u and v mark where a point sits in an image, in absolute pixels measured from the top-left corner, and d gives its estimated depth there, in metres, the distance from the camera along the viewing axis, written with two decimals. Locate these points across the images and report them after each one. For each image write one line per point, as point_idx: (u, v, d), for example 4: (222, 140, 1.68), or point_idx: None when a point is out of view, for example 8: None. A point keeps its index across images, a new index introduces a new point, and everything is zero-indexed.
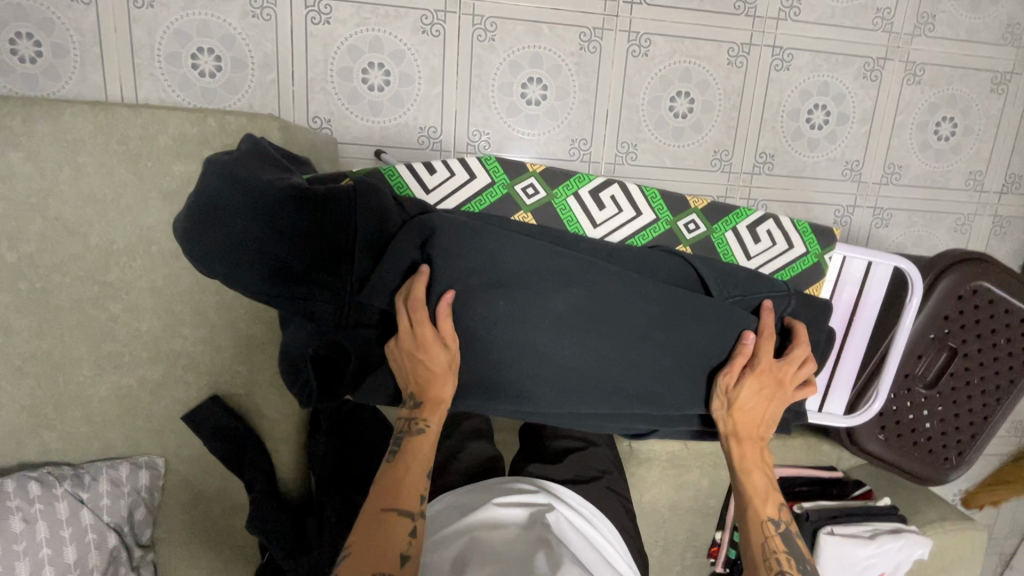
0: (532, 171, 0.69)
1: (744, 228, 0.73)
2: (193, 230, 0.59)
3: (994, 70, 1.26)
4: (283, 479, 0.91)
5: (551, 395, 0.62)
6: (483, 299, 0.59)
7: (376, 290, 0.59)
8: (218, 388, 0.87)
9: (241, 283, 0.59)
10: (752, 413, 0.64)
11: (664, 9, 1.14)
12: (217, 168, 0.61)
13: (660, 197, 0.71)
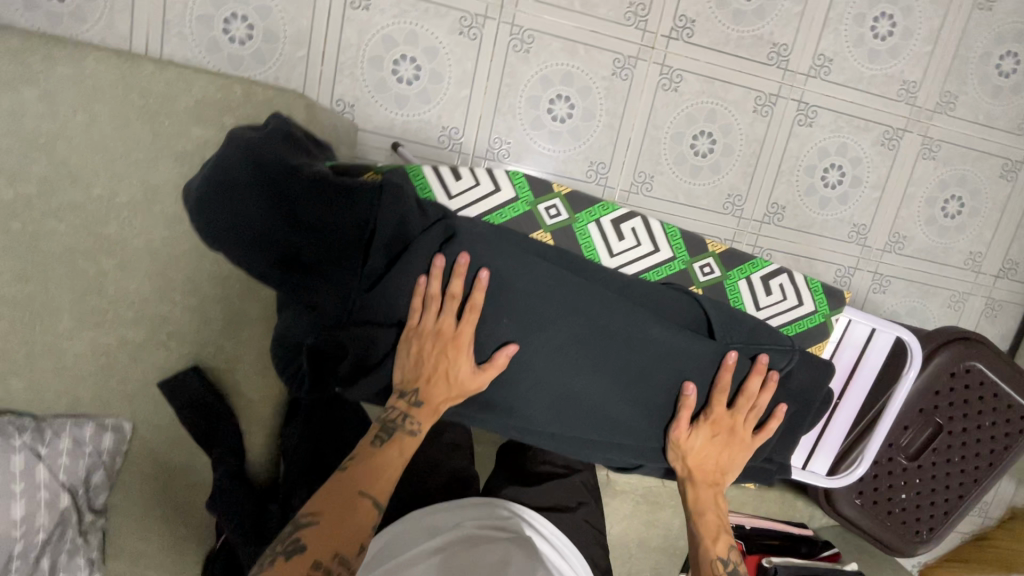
0: (558, 193, 0.67)
1: (757, 278, 0.74)
2: (210, 206, 0.59)
3: (1007, 157, 1.29)
4: (253, 461, 0.88)
5: (543, 418, 0.63)
6: (492, 314, 0.60)
7: (383, 295, 0.59)
8: (200, 360, 0.84)
9: (251, 265, 0.59)
10: (702, 462, 0.69)
11: (699, 48, 1.15)
12: (243, 148, 0.60)
13: (679, 237, 0.71)
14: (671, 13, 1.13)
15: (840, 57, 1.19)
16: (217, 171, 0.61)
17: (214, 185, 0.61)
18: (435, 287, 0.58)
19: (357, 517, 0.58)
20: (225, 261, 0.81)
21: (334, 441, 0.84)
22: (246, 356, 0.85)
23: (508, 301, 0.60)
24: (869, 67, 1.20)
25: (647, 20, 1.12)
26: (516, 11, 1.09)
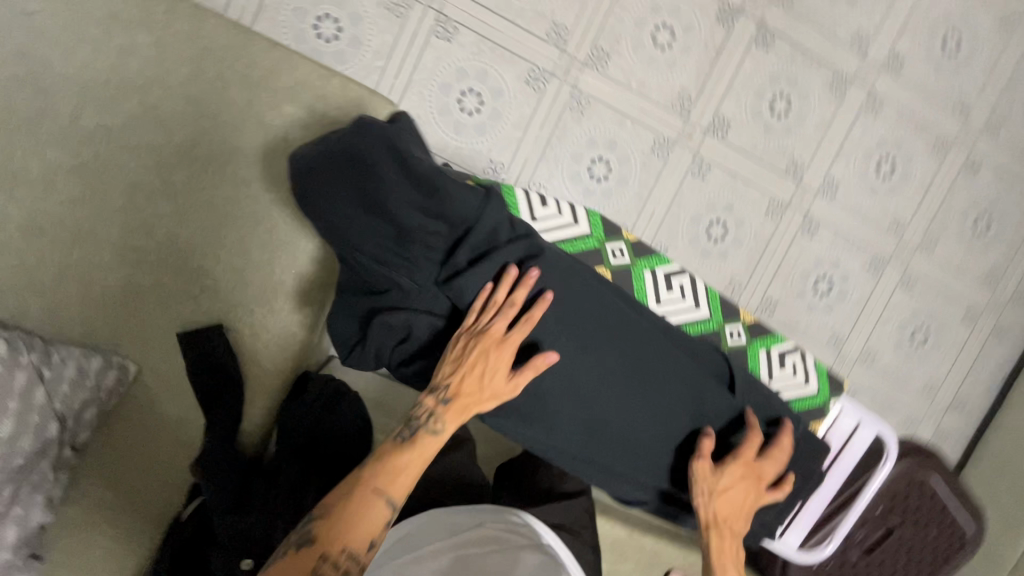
0: (627, 240, 0.87)
1: (772, 351, 0.91)
2: (330, 168, 0.69)
3: (970, 303, 1.46)
4: (246, 430, 0.89)
5: (574, 432, 0.77)
6: (555, 332, 0.75)
7: (468, 289, 0.71)
8: (224, 320, 0.86)
9: (351, 228, 0.70)
10: (729, 505, 0.79)
11: (728, 148, 1.29)
12: (365, 123, 0.71)
13: (717, 302, 0.90)
14: (711, 111, 1.27)
15: (846, 183, 1.35)
16: (327, 140, 0.71)
17: (320, 153, 0.71)
18: (493, 296, 0.71)
19: (366, 515, 0.66)
20: (279, 231, 0.84)
21: (331, 423, 0.91)
22: (271, 325, 0.87)
23: (562, 320, 0.75)
24: (869, 198, 1.36)
25: (689, 112, 1.27)
26: (580, 75, 1.21)
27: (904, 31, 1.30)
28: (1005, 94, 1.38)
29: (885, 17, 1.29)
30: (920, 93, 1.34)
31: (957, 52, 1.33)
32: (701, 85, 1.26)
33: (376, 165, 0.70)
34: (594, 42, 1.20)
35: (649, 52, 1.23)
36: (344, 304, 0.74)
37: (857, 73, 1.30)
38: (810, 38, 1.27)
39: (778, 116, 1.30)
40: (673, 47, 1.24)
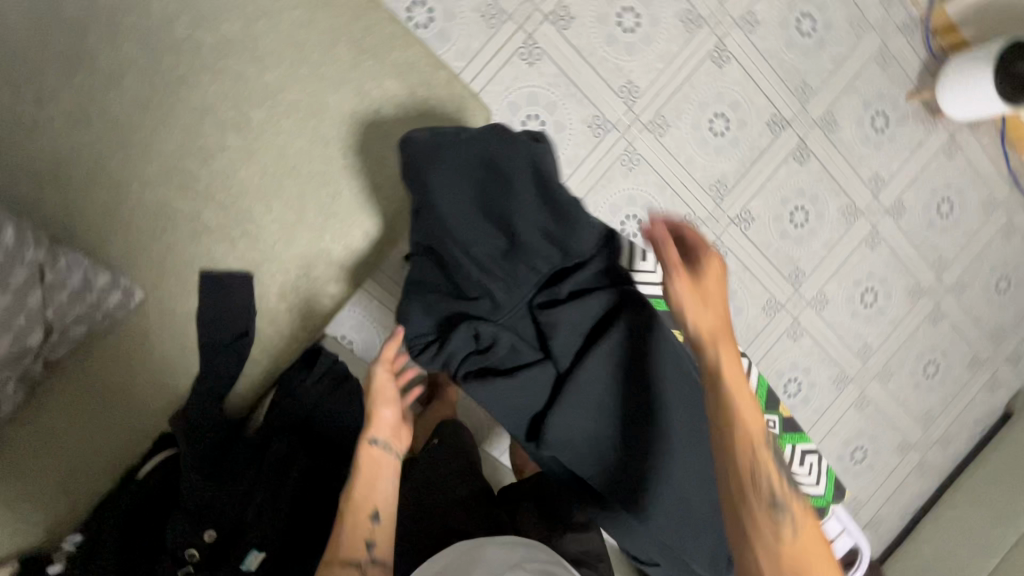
0: None
1: (799, 448, 1.05)
2: (472, 175, 0.76)
3: (905, 436, 1.60)
4: (238, 391, 0.82)
5: (590, 458, 0.77)
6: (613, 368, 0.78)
7: (558, 315, 0.77)
8: (255, 272, 0.80)
9: (472, 238, 0.75)
10: (732, 365, 0.67)
11: (747, 241, 1.38)
12: (527, 149, 0.76)
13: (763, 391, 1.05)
14: (742, 203, 1.36)
15: (834, 301, 1.47)
16: (470, 139, 0.75)
17: (454, 149, 0.75)
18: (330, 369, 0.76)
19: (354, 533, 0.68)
20: (340, 198, 0.81)
21: (339, 406, 0.88)
22: (301, 289, 0.83)
23: (630, 369, 0.78)
24: (849, 320, 1.49)
25: (723, 198, 1.35)
26: (637, 135, 1.28)
27: (912, 185, 1.47)
28: (976, 263, 1.56)
29: (899, 168, 1.45)
30: (911, 242, 1.50)
31: (948, 216, 1.51)
32: (740, 178, 1.35)
33: (514, 180, 0.76)
34: (658, 111, 1.29)
35: (703, 133, 1.32)
36: (433, 299, 0.79)
37: (867, 208, 1.45)
38: (837, 166, 1.41)
39: (794, 225, 1.41)
40: (724, 136, 1.33)
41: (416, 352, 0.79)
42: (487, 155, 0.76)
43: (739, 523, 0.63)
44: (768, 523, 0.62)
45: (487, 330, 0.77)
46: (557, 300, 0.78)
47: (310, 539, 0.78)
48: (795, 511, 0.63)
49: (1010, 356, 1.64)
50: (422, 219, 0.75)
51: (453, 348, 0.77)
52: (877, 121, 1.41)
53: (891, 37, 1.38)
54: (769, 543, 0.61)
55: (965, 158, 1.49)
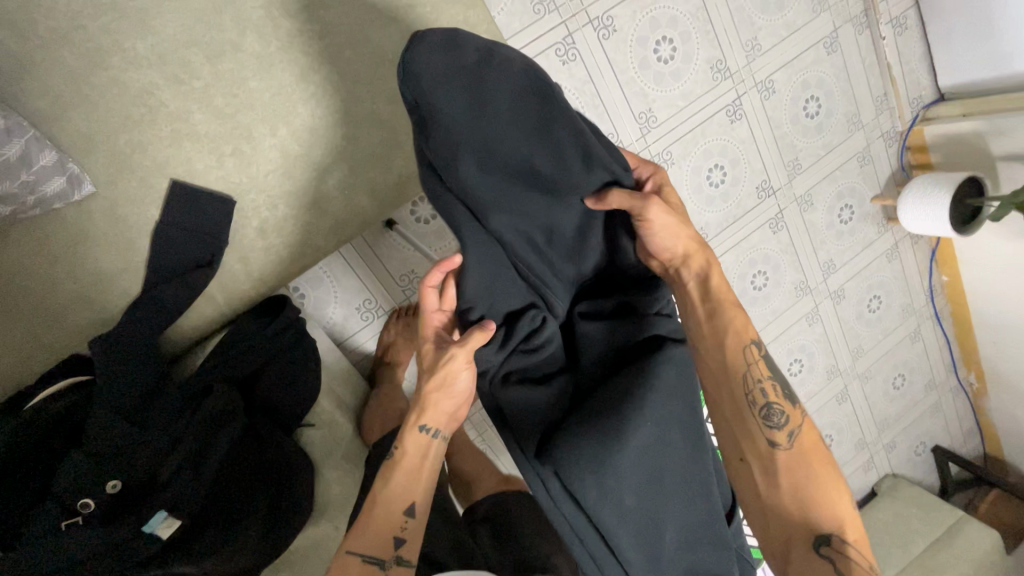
0: None
1: None
2: (523, 161, 0.66)
3: None
4: (180, 326, 0.72)
5: (602, 506, 0.61)
6: (643, 404, 0.63)
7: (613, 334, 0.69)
8: (237, 199, 0.69)
9: (521, 239, 0.67)
10: (720, 282, 0.74)
11: None
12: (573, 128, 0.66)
13: None
14: None
15: None
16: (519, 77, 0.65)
17: (499, 85, 0.64)
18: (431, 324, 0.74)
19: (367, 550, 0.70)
20: (355, 144, 0.73)
21: (289, 367, 0.78)
22: (284, 232, 0.73)
23: (661, 405, 0.64)
24: None
25: None
26: None
27: (856, 276, 1.60)
28: (884, 358, 1.73)
29: (849, 258, 1.58)
30: (841, 327, 1.63)
31: (875, 311, 1.66)
32: (719, 230, 1.41)
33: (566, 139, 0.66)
34: (666, 146, 1.30)
35: (701, 179, 1.35)
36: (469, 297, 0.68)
37: (815, 288, 1.56)
38: (802, 243, 1.51)
39: (752, 287, 1.49)
40: (718, 187, 1.38)
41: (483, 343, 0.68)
42: (531, 92, 0.65)
43: (738, 432, 0.73)
44: (763, 430, 0.71)
45: (551, 326, 0.69)
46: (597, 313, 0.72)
47: (228, 505, 0.69)
48: (795, 418, 0.72)
49: (888, 444, 1.83)
50: (450, 159, 0.63)
51: (515, 338, 0.68)
52: (844, 212, 1.53)
53: (874, 142, 1.50)
54: (763, 456, 0.70)
55: (900, 265, 1.66)
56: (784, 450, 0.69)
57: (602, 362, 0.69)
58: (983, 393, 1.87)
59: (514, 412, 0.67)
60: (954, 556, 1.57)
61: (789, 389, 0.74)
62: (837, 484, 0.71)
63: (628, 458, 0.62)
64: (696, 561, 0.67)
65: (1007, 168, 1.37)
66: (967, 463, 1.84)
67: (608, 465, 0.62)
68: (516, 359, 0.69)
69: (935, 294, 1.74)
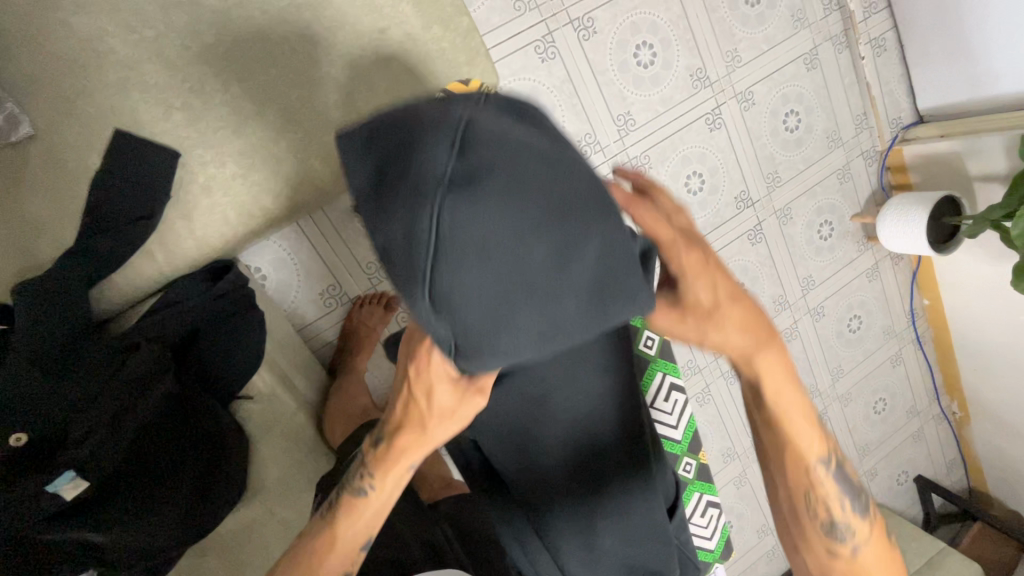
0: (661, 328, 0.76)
1: (704, 499, 0.81)
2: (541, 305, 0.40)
3: (766, 519, 1.65)
4: (115, 284, 0.69)
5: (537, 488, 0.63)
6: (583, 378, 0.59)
7: None
8: (183, 154, 0.68)
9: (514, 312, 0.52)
10: (775, 381, 0.57)
11: None
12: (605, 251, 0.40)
13: (691, 429, 0.80)
14: None
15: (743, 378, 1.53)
16: (496, 182, 0.38)
17: (495, 229, 0.37)
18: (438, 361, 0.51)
19: None
20: (310, 106, 0.72)
21: (231, 332, 0.75)
22: (231, 191, 0.71)
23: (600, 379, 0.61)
24: None
25: None
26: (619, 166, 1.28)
27: (835, 293, 1.59)
28: (865, 380, 1.70)
29: (829, 276, 1.56)
30: (820, 345, 1.61)
31: (855, 331, 1.64)
32: None
33: (597, 257, 0.40)
34: (644, 150, 1.30)
35: (678, 186, 1.35)
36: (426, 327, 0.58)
37: (794, 303, 1.54)
38: (780, 257, 1.49)
39: None
40: (695, 195, 1.38)
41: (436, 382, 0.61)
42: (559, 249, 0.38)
43: (789, 526, 0.63)
44: (825, 545, 0.61)
45: None
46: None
47: (148, 471, 0.65)
48: (858, 525, 0.62)
49: (869, 471, 1.78)
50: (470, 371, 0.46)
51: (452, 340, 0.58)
52: (823, 228, 1.52)
53: (854, 160, 1.51)
54: (817, 560, 0.62)
55: (881, 285, 1.64)
56: (841, 566, 0.61)
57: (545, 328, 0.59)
58: (966, 423, 1.83)
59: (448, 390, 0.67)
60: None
61: (858, 489, 0.63)
62: (890, 561, 0.64)
63: (555, 438, 0.60)
64: (635, 555, 0.65)
65: (983, 189, 1.37)
66: (950, 494, 1.79)
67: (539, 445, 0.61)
68: None
69: (917, 317, 1.73)
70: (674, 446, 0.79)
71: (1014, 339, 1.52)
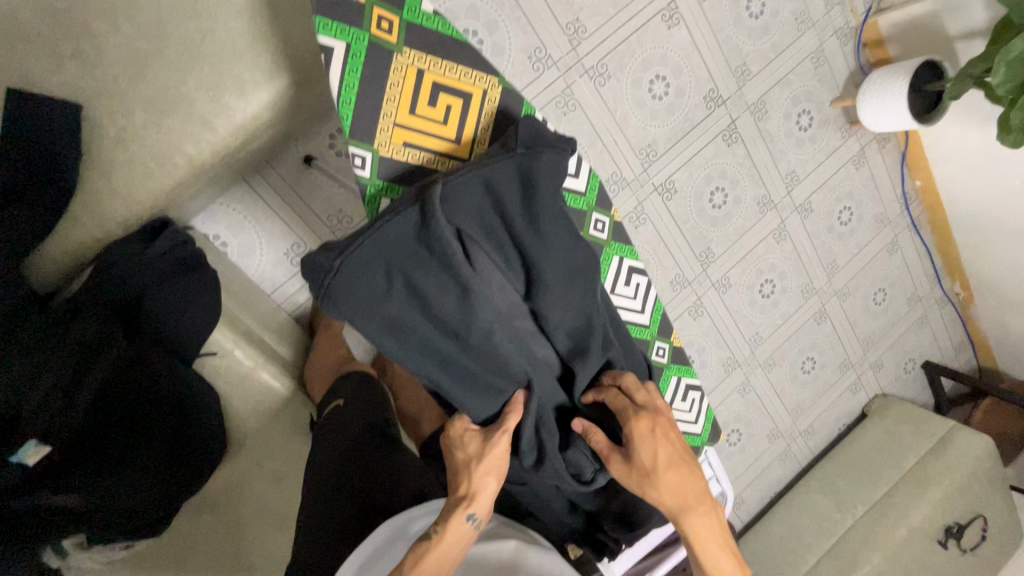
0: (610, 215, 0.79)
1: (683, 382, 0.87)
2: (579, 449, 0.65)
3: (776, 424, 1.66)
4: (47, 253, 0.67)
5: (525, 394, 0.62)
6: (556, 294, 0.59)
7: (533, 218, 0.58)
8: (85, 105, 0.64)
9: (476, 245, 0.57)
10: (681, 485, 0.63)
11: (666, 214, 1.37)
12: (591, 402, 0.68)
13: (660, 314, 0.85)
14: (667, 172, 1.34)
15: (736, 286, 1.50)
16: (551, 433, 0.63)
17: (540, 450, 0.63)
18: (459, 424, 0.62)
19: None
20: (213, 37, 0.67)
21: (176, 291, 0.73)
22: (145, 140, 0.67)
23: (571, 291, 0.59)
24: (747, 307, 1.53)
25: (650, 163, 1.32)
26: (577, 79, 1.19)
27: (821, 186, 1.53)
28: (861, 273, 1.66)
29: (812, 169, 1.50)
30: (812, 242, 1.56)
31: (846, 224, 1.59)
32: (668, 145, 1.32)
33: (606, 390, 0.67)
34: (600, 58, 1.20)
35: (642, 92, 1.27)
36: (389, 250, 0.54)
37: (779, 202, 1.49)
38: (760, 156, 1.43)
39: (712, 205, 1.41)
40: (662, 100, 1.29)
41: (403, 337, 0.55)
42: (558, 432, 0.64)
43: None
44: None
45: (458, 222, 0.56)
46: (499, 202, 0.57)
47: (110, 434, 0.66)
48: None
49: (875, 363, 1.77)
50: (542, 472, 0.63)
51: (414, 270, 0.55)
52: (802, 118, 1.45)
53: (827, 40, 1.42)
54: None
55: (869, 172, 1.58)
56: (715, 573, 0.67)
57: (518, 229, 0.58)
58: (970, 303, 1.81)
59: (414, 321, 0.55)
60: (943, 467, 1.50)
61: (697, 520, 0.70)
62: None
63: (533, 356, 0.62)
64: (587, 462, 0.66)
65: (965, 48, 1.31)
66: (958, 375, 1.78)
67: (507, 356, 0.59)
68: (420, 262, 0.55)
69: (911, 202, 1.67)
70: (639, 331, 0.84)
71: (1008, 208, 1.47)
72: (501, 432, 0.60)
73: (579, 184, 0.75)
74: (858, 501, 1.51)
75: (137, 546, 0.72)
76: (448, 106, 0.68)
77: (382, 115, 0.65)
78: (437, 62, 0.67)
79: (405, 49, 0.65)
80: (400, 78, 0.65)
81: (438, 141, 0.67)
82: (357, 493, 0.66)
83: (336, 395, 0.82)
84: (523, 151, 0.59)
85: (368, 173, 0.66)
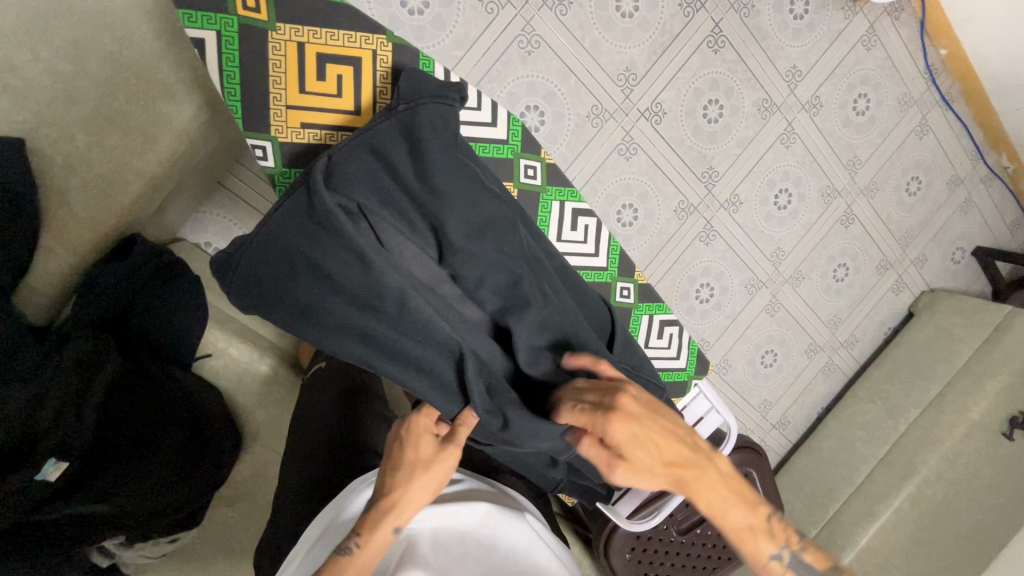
0: (540, 159, 0.79)
1: (656, 319, 0.90)
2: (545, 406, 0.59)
3: (813, 338, 1.59)
4: (30, 285, 0.70)
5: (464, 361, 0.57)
6: (467, 248, 0.56)
7: (424, 173, 0.56)
8: (28, 138, 0.65)
9: (375, 215, 0.56)
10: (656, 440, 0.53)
11: (657, 139, 1.27)
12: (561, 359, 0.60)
13: (617, 253, 0.86)
14: (652, 94, 1.23)
15: (748, 203, 1.41)
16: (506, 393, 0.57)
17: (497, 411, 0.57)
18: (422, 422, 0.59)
19: None
20: (130, 47, 0.67)
21: (159, 300, 0.82)
22: (93, 162, 0.69)
23: (481, 245, 0.56)
24: (762, 223, 1.45)
25: (631, 89, 1.21)
26: (536, 13, 1.08)
27: (828, 78, 1.39)
28: (889, 164, 1.53)
29: (816, 60, 1.36)
30: (827, 140, 1.44)
31: (863, 113, 1.45)
32: (650, 64, 1.20)
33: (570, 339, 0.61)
34: None
35: (609, 12, 1.14)
36: (289, 233, 0.54)
37: (784, 103, 1.37)
38: (753, 57, 1.30)
39: (708, 121, 1.30)
40: (632, 18, 1.16)
41: (322, 318, 0.54)
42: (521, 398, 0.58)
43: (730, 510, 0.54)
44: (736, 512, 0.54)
45: (349, 195, 0.56)
46: (387, 162, 0.57)
47: (130, 436, 0.72)
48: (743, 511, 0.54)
49: (918, 259, 1.65)
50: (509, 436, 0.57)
51: (315, 250, 0.53)
52: (796, 4, 1.30)
53: None
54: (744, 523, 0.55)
55: (884, 51, 1.42)
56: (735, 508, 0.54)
57: (414, 191, 0.56)
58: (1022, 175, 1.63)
59: (327, 304, 0.54)
60: (1017, 345, 1.31)
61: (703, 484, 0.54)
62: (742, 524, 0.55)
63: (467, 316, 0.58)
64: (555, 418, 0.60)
65: None
66: (1014, 256, 1.63)
67: (430, 320, 0.55)
68: (321, 241, 0.54)
69: (937, 75, 1.49)
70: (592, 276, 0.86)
71: None
72: (452, 446, 0.58)
73: (499, 133, 0.76)
74: (911, 405, 1.41)
75: (182, 539, 0.78)
76: (338, 75, 0.65)
77: (271, 99, 0.64)
78: (314, 31, 0.64)
79: (278, 25, 0.63)
80: (280, 57, 0.63)
81: (334, 115, 0.65)
82: (336, 463, 0.69)
83: (319, 359, 0.86)
84: (402, 109, 0.60)
85: (271, 163, 0.66)
